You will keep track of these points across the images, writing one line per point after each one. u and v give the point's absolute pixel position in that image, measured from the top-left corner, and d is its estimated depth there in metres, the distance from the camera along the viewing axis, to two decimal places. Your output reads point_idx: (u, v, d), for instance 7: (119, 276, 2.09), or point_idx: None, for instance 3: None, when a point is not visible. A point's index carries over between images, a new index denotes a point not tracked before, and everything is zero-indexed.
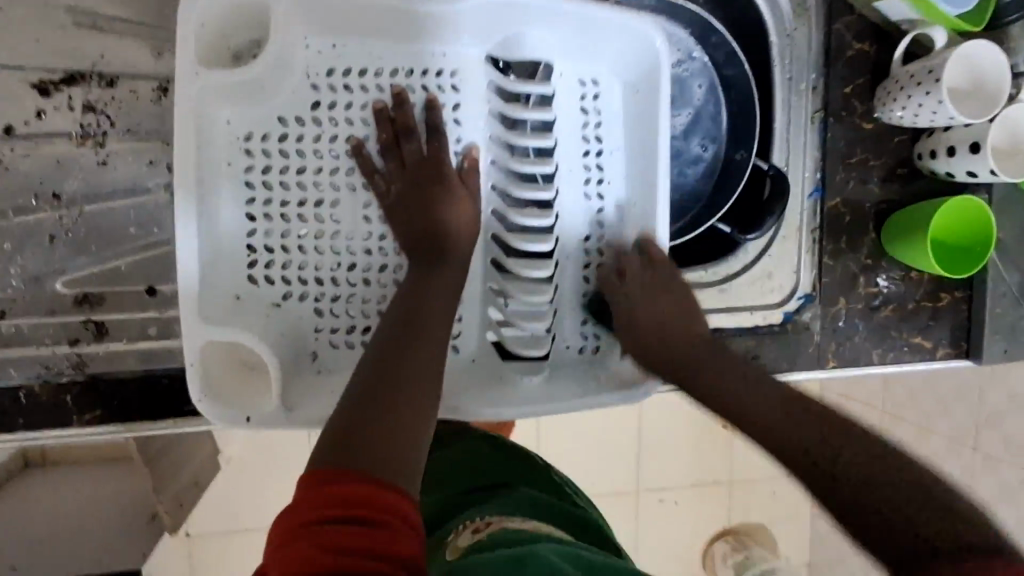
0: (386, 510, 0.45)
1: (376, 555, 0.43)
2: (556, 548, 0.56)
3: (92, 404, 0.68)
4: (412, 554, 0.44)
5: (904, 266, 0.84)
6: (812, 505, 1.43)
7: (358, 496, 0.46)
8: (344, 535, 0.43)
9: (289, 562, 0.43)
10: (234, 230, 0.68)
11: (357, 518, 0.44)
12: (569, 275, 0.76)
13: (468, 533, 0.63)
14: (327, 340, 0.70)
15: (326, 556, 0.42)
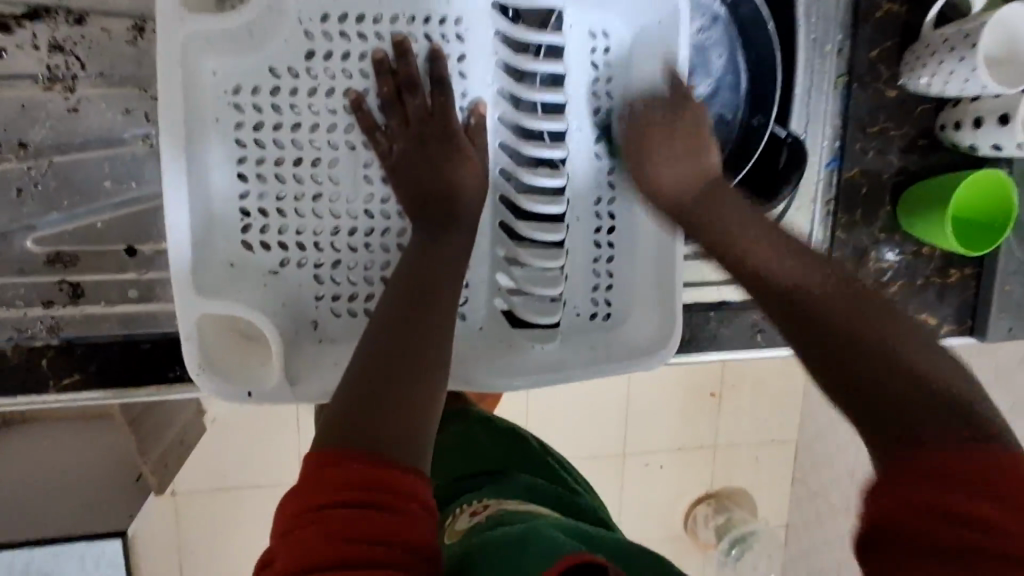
0: (396, 493, 0.43)
1: (387, 541, 0.41)
2: (553, 526, 0.53)
3: (69, 369, 0.64)
4: (425, 540, 0.42)
5: (916, 240, 0.82)
6: (795, 471, 1.44)
7: (367, 478, 0.43)
8: (353, 522, 0.41)
9: (297, 549, 0.41)
10: (225, 193, 0.63)
11: (366, 502, 0.42)
12: (581, 239, 0.73)
13: (466, 516, 0.61)
14: (328, 308, 0.66)
15: (335, 543, 0.40)
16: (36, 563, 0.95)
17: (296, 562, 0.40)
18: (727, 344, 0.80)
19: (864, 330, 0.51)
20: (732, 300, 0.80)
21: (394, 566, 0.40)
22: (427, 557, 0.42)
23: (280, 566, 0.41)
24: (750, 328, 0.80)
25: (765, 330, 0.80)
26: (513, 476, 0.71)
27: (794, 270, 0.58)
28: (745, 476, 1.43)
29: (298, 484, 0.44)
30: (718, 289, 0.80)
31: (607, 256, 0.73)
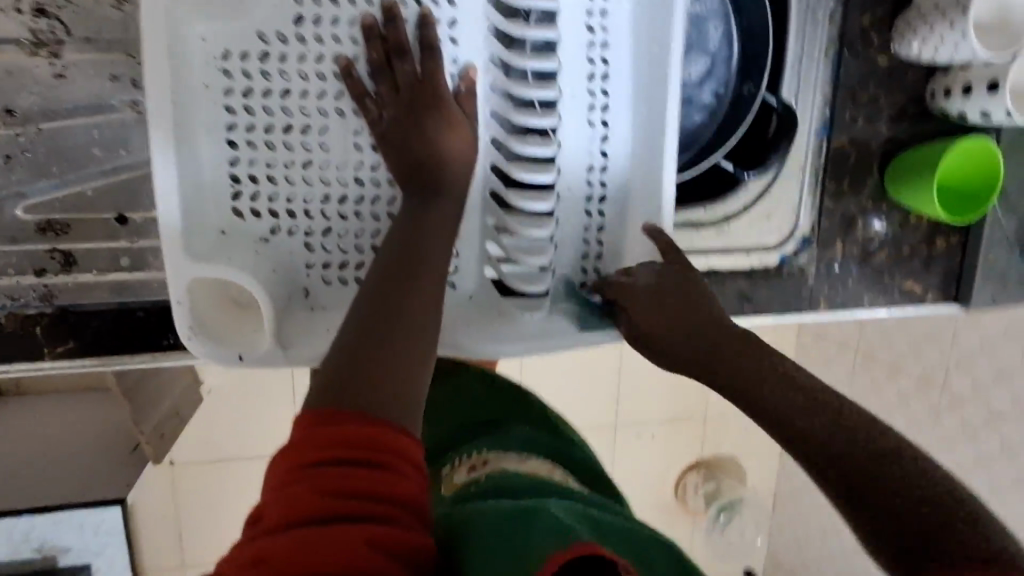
0: (386, 450, 0.44)
1: (377, 496, 0.42)
2: (564, 505, 0.46)
3: (62, 337, 0.64)
4: (413, 496, 0.44)
5: (904, 209, 0.83)
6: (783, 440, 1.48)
7: (357, 437, 0.44)
8: (343, 477, 0.42)
9: (287, 504, 0.42)
10: (215, 159, 0.62)
11: (356, 459, 0.43)
12: (570, 208, 0.73)
13: (465, 470, 0.65)
14: (320, 276, 0.67)
15: (326, 498, 0.41)
16: (38, 529, 0.97)
17: (287, 515, 0.41)
18: None
19: (800, 418, 0.54)
20: (719, 268, 0.81)
21: (383, 520, 0.42)
22: (416, 512, 0.44)
23: (271, 521, 0.42)
24: (737, 296, 0.81)
25: (752, 299, 0.82)
26: (514, 426, 0.73)
27: (752, 373, 0.58)
28: (734, 445, 1.46)
29: (290, 443, 0.45)
30: (706, 257, 0.81)
31: (598, 225, 0.74)
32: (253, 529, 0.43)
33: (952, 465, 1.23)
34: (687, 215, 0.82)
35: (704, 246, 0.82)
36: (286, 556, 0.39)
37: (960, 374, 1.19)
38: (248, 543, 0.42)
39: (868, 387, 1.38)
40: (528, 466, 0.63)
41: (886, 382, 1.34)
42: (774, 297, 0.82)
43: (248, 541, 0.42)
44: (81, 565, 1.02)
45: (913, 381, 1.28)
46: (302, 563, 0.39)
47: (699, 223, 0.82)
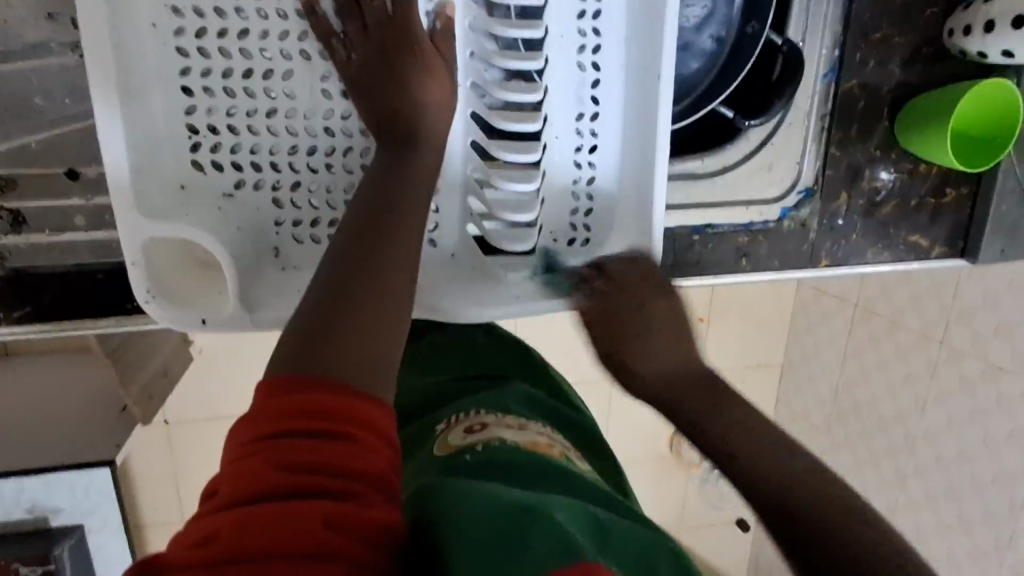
0: (349, 422, 0.42)
1: (338, 470, 0.40)
2: (569, 505, 0.43)
3: (19, 301, 0.61)
4: (379, 472, 0.42)
5: (913, 158, 0.78)
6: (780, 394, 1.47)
7: (318, 408, 0.42)
8: (301, 451, 0.40)
9: (241, 478, 0.39)
10: (170, 107, 0.58)
11: (317, 432, 0.41)
12: (558, 159, 0.68)
13: (461, 431, 0.58)
14: (291, 233, 0.63)
15: (281, 472, 0.39)
16: (28, 491, 0.95)
17: (240, 490, 0.39)
18: (713, 269, 0.77)
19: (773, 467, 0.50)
20: (716, 223, 0.77)
21: (343, 496, 0.39)
22: (381, 488, 0.42)
23: (224, 496, 0.39)
24: (734, 252, 0.77)
25: (750, 255, 0.78)
26: (511, 384, 0.70)
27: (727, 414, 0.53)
28: None
29: (248, 415, 0.43)
30: (706, 210, 0.77)
31: (588, 177, 0.69)
32: (205, 505, 0.40)
33: (946, 419, 1.22)
34: (686, 164, 0.78)
35: (701, 200, 0.77)
36: (237, 533, 0.37)
37: (961, 328, 1.17)
38: (199, 520, 0.39)
39: (866, 341, 1.36)
40: (529, 437, 0.57)
41: (885, 337, 1.32)
42: (774, 253, 0.78)
43: (198, 518, 0.39)
44: (75, 526, 1.01)
45: (912, 335, 1.26)
46: (253, 541, 0.36)
47: (696, 175, 0.78)
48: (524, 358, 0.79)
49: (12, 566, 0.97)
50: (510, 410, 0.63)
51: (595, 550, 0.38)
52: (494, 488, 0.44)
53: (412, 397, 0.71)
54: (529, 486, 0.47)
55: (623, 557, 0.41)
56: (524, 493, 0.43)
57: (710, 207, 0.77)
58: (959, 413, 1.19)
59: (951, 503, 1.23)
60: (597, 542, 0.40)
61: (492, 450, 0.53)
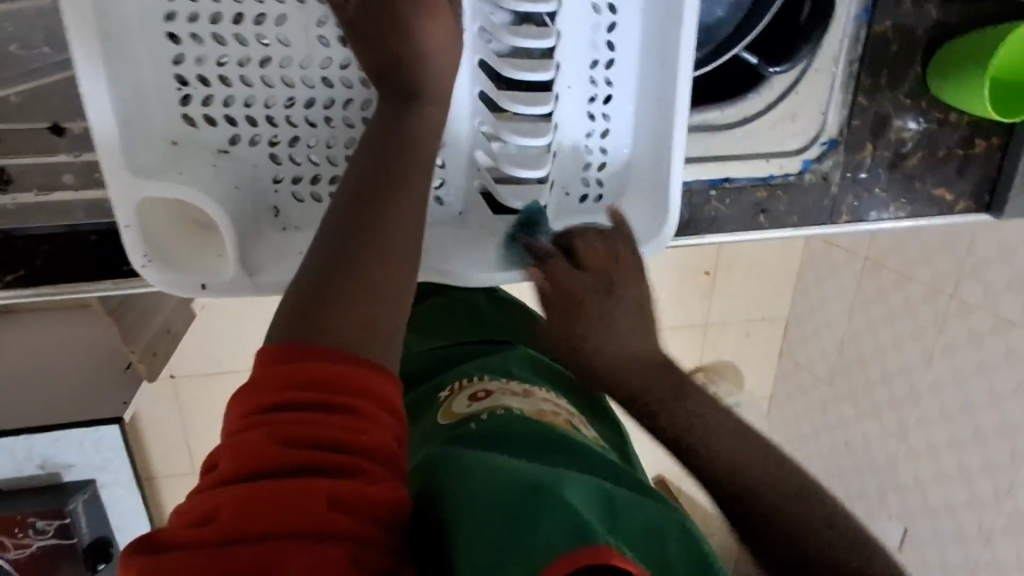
0: (352, 393, 0.41)
1: (341, 445, 0.39)
2: (579, 480, 0.42)
3: (12, 264, 0.59)
4: (383, 444, 0.41)
5: (944, 107, 0.74)
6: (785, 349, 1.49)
7: (319, 379, 0.41)
8: (303, 425, 0.39)
9: (242, 450, 0.38)
10: (156, 55, 0.53)
11: (318, 405, 0.40)
12: (570, 110, 0.64)
13: (464, 400, 0.57)
14: (290, 192, 0.60)
15: (282, 447, 0.38)
16: (37, 449, 0.92)
17: (241, 465, 0.38)
18: (731, 226, 0.74)
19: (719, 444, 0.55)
20: (735, 177, 0.73)
21: (349, 472, 0.38)
22: (384, 461, 0.41)
23: (224, 470, 0.38)
24: (752, 208, 0.74)
25: (769, 211, 0.74)
26: (514, 348, 0.68)
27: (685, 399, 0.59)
28: (733, 351, 1.51)
29: (247, 384, 0.42)
30: (723, 164, 0.73)
31: (602, 130, 0.65)
32: (207, 478, 0.39)
33: (951, 370, 1.21)
34: (705, 115, 0.74)
35: (720, 151, 0.73)
36: (239, 510, 0.36)
37: (973, 281, 1.15)
38: (200, 494, 0.38)
39: (873, 295, 1.34)
40: (534, 405, 0.55)
41: (895, 290, 1.30)
42: (793, 207, 0.75)
43: (199, 492, 0.38)
44: (87, 480, 0.97)
45: (921, 288, 1.25)
46: (261, 519, 0.36)
47: (715, 126, 0.74)
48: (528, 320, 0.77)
49: (28, 521, 0.94)
50: (512, 374, 0.61)
51: (609, 532, 0.37)
52: (504, 461, 0.43)
53: (416, 362, 0.70)
54: (539, 456, 0.46)
55: (635, 527, 0.40)
56: (533, 468, 0.42)
57: (727, 161, 0.73)
58: (964, 366, 1.18)
59: (951, 454, 1.23)
60: (609, 520, 0.39)
61: (497, 421, 0.51)
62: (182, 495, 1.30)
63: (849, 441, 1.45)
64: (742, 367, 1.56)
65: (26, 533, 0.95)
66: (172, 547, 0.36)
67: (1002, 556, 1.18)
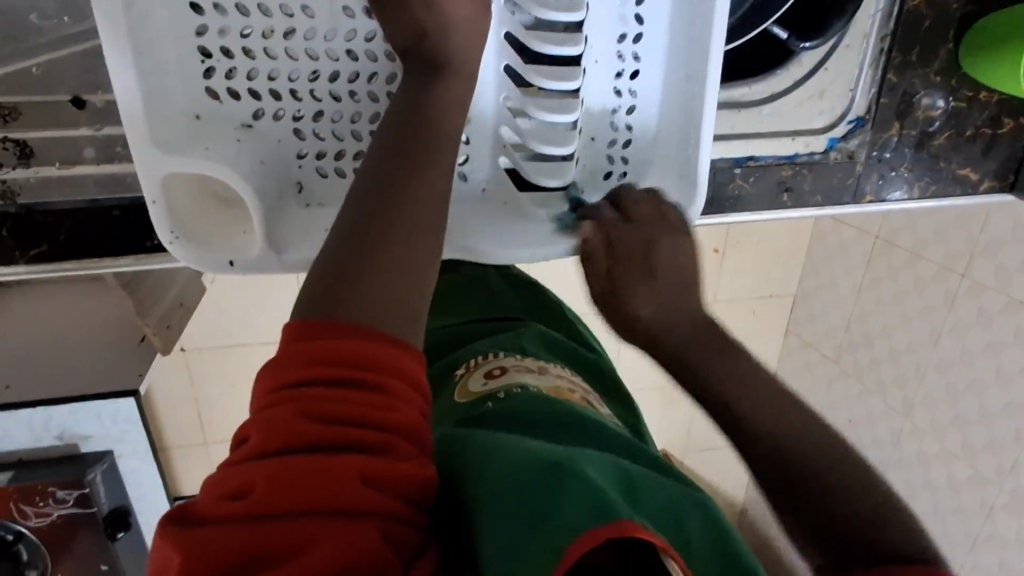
0: (377, 369, 0.41)
1: (368, 422, 0.39)
2: (600, 459, 0.42)
3: (36, 238, 0.58)
4: (410, 421, 0.42)
5: (974, 84, 0.73)
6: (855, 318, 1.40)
7: (344, 356, 0.41)
8: (330, 401, 0.39)
9: (273, 427, 0.38)
10: (179, 26, 0.52)
11: (345, 381, 0.40)
12: (597, 86, 0.64)
13: (480, 377, 0.57)
14: (312, 167, 0.60)
15: (317, 424, 0.38)
16: (56, 419, 0.92)
17: (271, 442, 0.38)
18: (754, 205, 0.73)
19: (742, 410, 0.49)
20: (759, 155, 0.72)
21: (379, 449, 0.39)
22: (412, 438, 0.42)
23: (255, 445, 0.38)
24: (776, 186, 0.73)
25: (793, 189, 0.73)
26: (527, 325, 0.68)
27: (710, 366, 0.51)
28: (739, 329, 1.52)
29: (274, 360, 0.42)
30: (746, 143, 0.72)
31: (628, 106, 0.64)
32: (237, 453, 0.39)
33: (960, 350, 1.21)
34: (730, 92, 0.73)
35: (745, 129, 0.72)
36: (275, 485, 0.36)
37: (986, 260, 1.14)
38: (232, 469, 0.38)
39: (883, 273, 1.34)
40: (555, 384, 0.55)
41: (905, 269, 1.29)
42: (818, 186, 0.74)
43: (229, 468, 0.39)
44: (104, 452, 0.98)
45: (932, 267, 1.24)
46: (297, 497, 0.36)
47: (741, 103, 0.73)
48: (541, 306, 0.77)
49: (48, 491, 0.94)
50: (527, 352, 0.61)
51: (630, 507, 0.38)
52: (524, 442, 0.44)
53: (430, 342, 0.70)
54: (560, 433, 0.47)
55: (657, 505, 0.40)
56: (555, 448, 0.42)
57: (751, 139, 0.72)
58: (974, 346, 1.18)
59: (955, 432, 1.24)
60: (626, 496, 0.40)
61: (514, 399, 0.51)
62: (196, 465, 1.32)
63: (853, 419, 1.46)
64: (750, 343, 1.56)
65: (46, 502, 0.96)
66: (207, 522, 0.37)
67: (1004, 533, 1.18)
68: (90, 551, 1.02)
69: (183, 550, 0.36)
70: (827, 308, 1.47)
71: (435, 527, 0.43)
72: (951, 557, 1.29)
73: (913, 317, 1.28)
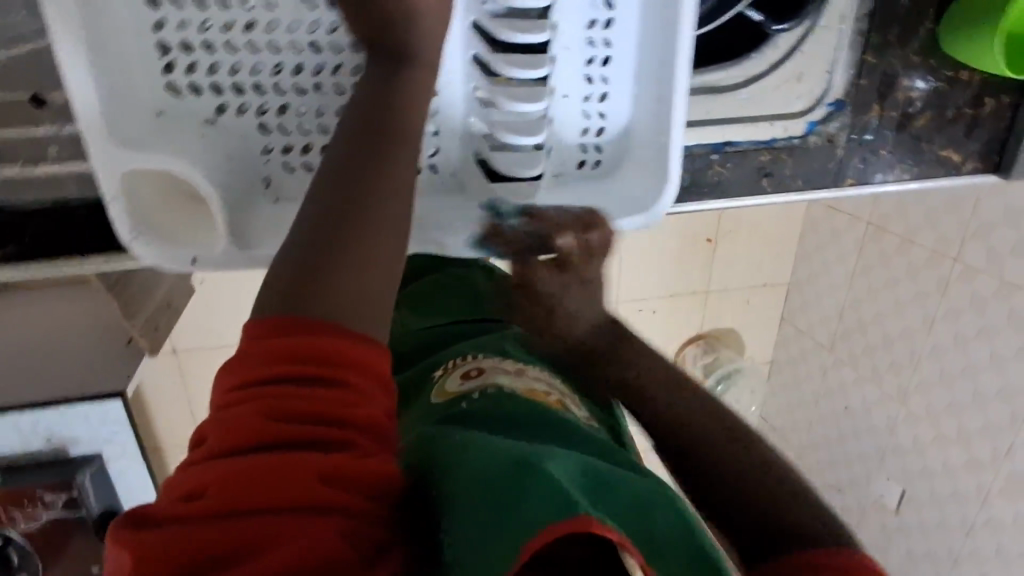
0: (339, 367, 0.40)
1: (329, 419, 0.39)
2: (568, 456, 0.41)
3: (2, 240, 0.58)
4: (372, 418, 0.41)
5: (955, 64, 0.72)
6: (842, 306, 1.43)
7: (305, 354, 0.40)
8: (289, 399, 0.38)
9: (231, 426, 0.38)
10: (136, 22, 0.51)
11: (305, 378, 0.39)
12: (567, 74, 0.63)
13: (457, 378, 0.56)
14: (280, 162, 0.59)
15: (274, 422, 0.38)
16: (44, 422, 0.91)
17: (231, 441, 0.37)
18: (733, 190, 0.72)
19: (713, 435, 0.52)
20: (737, 141, 0.71)
21: (340, 447, 0.38)
22: (374, 435, 0.41)
23: (213, 445, 0.38)
24: (755, 172, 0.72)
25: (773, 174, 0.73)
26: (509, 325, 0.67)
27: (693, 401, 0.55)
28: (734, 319, 1.52)
29: (234, 359, 0.41)
30: (722, 128, 0.71)
31: (600, 94, 0.64)
32: (196, 453, 0.39)
33: (954, 334, 1.20)
34: (705, 77, 0.72)
35: (722, 115, 0.71)
36: (230, 487, 0.36)
37: (977, 244, 1.14)
38: (190, 468, 0.38)
39: (875, 259, 1.33)
40: (532, 387, 0.53)
41: (897, 254, 1.29)
42: (798, 169, 0.73)
43: (188, 468, 0.38)
44: (92, 455, 0.96)
45: (924, 252, 1.23)
46: (254, 497, 0.36)
47: (718, 88, 0.72)
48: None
49: (37, 494, 0.94)
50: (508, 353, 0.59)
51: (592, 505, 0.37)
52: (493, 441, 0.44)
53: (411, 342, 0.70)
54: (530, 434, 0.46)
55: (624, 503, 0.40)
56: (521, 446, 0.42)
57: (723, 128, 0.71)
58: (968, 331, 1.17)
59: (950, 417, 1.23)
60: (591, 495, 0.39)
61: (490, 399, 0.51)
62: None
63: (849, 406, 1.46)
64: (744, 332, 1.56)
65: (35, 506, 0.95)
66: (163, 523, 0.36)
67: (1000, 517, 1.17)
68: (81, 554, 1.01)
69: (140, 551, 0.36)
70: (821, 296, 1.47)
71: (402, 524, 0.43)
72: (948, 542, 1.28)
73: (906, 303, 1.28)
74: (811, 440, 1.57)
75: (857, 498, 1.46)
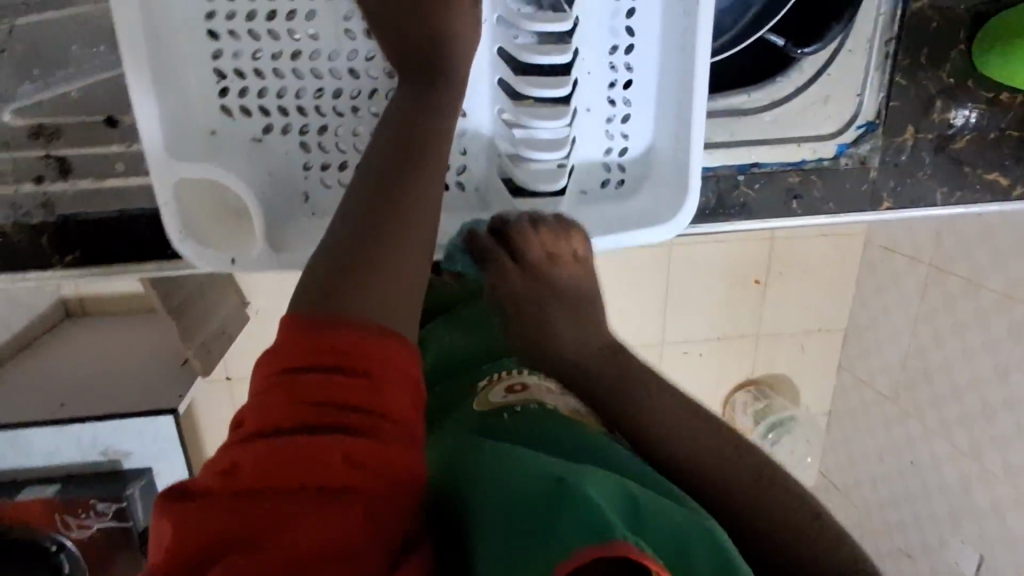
0: (370, 360, 0.42)
1: (354, 407, 0.40)
2: (608, 477, 0.39)
3: (69, 246, 0.65)
4: (399, 410, 0.42)
5: (994, 87, 0.70)
6: (902, 350, 1.35)
7: (338, 345, 0.42)
8: (319, 386, 0.40)
9: (267, 409, 0.40)
10: (196, 51, 0.58)
11: (337, 368, 0.41)
12: (589, 95, 0.65)
13: (500, 391, 0.51)
14: (318, 178, 0.63)
15: (305, 407, 0.39)
16: (100, 436, 0.95)
17: (264, 424, 0.39)
18: (760, 213, 0.72)
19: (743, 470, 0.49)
20: (764, 162, 0.72)
21: (365, 434, 0.39)
22: (401, 425, 0.42)
23: (250, 427, 0.40)
24: (784, 194, 0.72)
25: (802, 197, 0.72)
26: None
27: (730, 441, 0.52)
28: (788, 365, 1.46)
29: (272, 348, 0.43)
30: (750, 150, 0.71)
31: (623, 115, 0.66)
32: (235, 434, 0.41)
33: None
34: (730, 99, 0.73)
35: (747, 138, 0.72)
36: (263, 466, 0.38)
37: None
38: (227, 448, 0.40)
39: (939, 303, 1.27)
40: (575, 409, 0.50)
41: (962, 297, 1.22)
42: (829, 193, 0.72)
43: (225, 448, 0.40)
44: (143, 470, 0.99)
45: (992, 296, 1.17)
46: (282, 477, 0.37)
47: (742, 110, 0.73)
48: None
49: (90, 503, 0.97)
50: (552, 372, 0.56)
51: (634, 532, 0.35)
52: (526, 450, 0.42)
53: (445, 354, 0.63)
54: (565, 449, 0.44)
55: (667, 536, 0.37)
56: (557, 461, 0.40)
57: (748, 149, 0.72)
58: None
59: None
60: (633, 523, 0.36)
61: (532, 416, 0.47)
62: None
63: (914, 458, 1.36)
64: (798, 380, 1.48)
65: (87, 514, 0.99)
66: (199, 497, 0.38)
67: None
68: (127, 569, 1.04)
69: (178, 522, 0.38)
70: (881, 345, 1.40)
71: (425, 517, 0.44)
72: None
73: (976, 349, 1.20)
74: (873, 496, 1.46)
75: (929, 563, 1.35)
